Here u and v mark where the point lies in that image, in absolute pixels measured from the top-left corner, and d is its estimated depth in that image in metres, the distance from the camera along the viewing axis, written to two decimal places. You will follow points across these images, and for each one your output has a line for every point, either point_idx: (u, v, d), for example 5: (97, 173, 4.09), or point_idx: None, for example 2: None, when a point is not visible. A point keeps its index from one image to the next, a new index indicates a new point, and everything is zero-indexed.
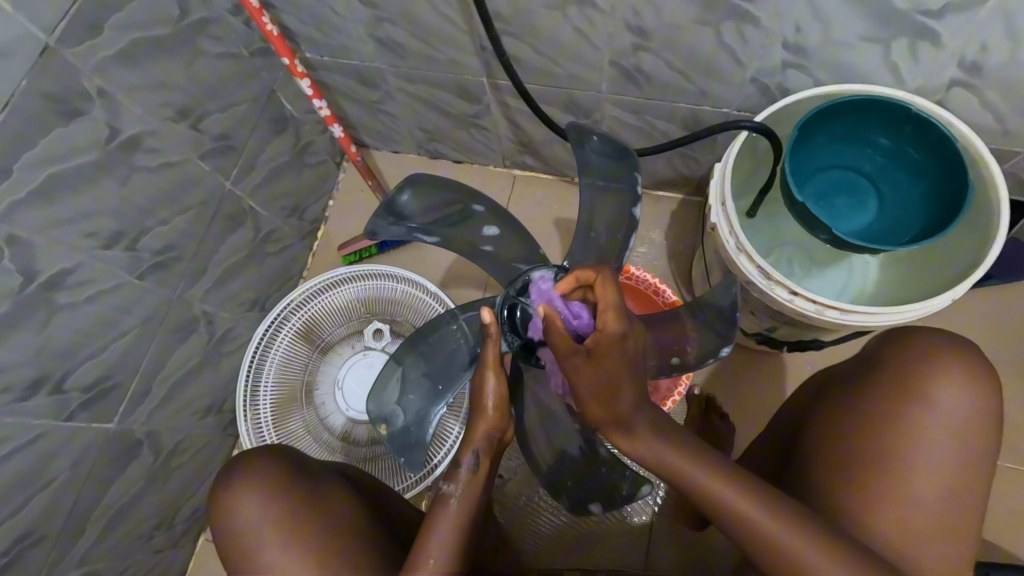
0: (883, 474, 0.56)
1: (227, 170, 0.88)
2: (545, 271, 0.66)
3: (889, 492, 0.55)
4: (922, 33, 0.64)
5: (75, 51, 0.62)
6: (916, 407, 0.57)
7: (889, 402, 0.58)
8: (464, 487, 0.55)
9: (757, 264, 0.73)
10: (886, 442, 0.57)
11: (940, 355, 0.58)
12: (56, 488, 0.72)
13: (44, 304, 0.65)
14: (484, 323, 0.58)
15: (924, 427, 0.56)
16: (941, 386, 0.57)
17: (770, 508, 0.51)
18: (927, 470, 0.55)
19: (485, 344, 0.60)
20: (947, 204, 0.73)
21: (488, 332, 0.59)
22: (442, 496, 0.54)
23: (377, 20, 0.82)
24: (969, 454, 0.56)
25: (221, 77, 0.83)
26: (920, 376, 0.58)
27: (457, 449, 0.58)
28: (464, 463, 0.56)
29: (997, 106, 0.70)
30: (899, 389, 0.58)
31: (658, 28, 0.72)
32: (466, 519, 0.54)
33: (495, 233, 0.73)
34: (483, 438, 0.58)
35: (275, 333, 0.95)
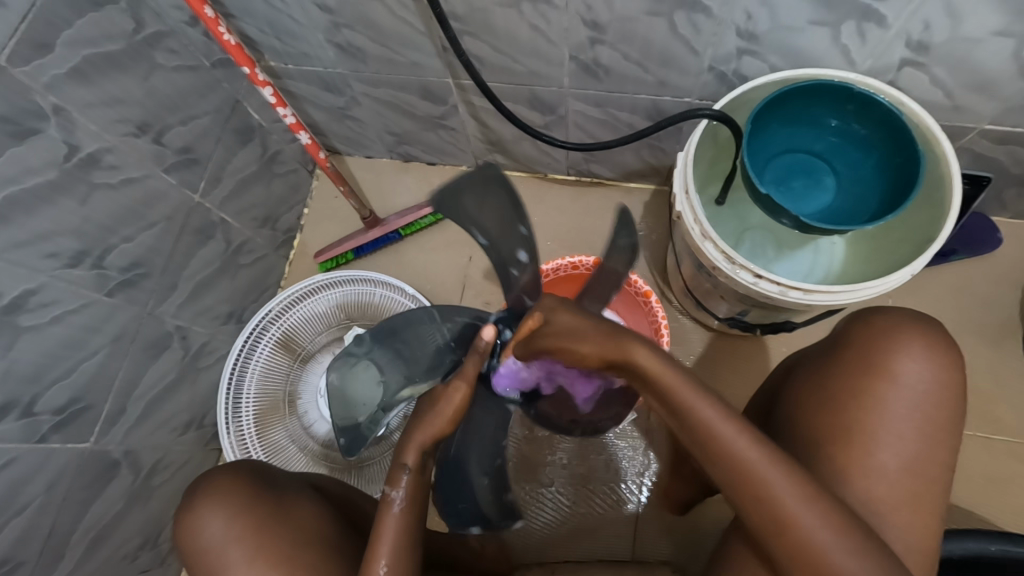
0: (847, 450, 0.56)
1: (193, 184, 0.87)
2: None
3: (855, 471, 0.55)
4: (869, 14, 0.64)
5: (24, 71, 0.62)
6: (880, 382, 0.57)
7: (852, 379, 0.58)
8: (413, 492, 0.55)
9: (722, 249, 0.73)
10: (850, 418, 0.57)
11: (901, 330, 0.59)
12: (34, 511, 0.73)
13: (8, 327, 0.65)
14: (479, 341, 0.64)
15: (887, 401, 0.57)
16: (903, 359, 0.57)
17: (758, 445, 0.52)
18: (891, 445, 0.55)
19: (470, 359, 0.63)
20: (900, 179, 0.74)
21: (478, 348, 0.64)
22: (388, 502, 0.54)
23: (336, 25, 0.82)
24: (935, 429, 0.56)
25: (181, 90, 0.82)
26: (881, 351, 0.58)
27: (398, 454, 0.57)
28: (407, 467, 0.56)
29: (947, 81, 0.71)
30: (861, 366, 0.59)
31: (613, 21, 0.73)
32: (406, 529, 0.54)
33: (525, 260, 0.66)
34: (427, 442, 0.58)
35: (252, 347, 0.94)
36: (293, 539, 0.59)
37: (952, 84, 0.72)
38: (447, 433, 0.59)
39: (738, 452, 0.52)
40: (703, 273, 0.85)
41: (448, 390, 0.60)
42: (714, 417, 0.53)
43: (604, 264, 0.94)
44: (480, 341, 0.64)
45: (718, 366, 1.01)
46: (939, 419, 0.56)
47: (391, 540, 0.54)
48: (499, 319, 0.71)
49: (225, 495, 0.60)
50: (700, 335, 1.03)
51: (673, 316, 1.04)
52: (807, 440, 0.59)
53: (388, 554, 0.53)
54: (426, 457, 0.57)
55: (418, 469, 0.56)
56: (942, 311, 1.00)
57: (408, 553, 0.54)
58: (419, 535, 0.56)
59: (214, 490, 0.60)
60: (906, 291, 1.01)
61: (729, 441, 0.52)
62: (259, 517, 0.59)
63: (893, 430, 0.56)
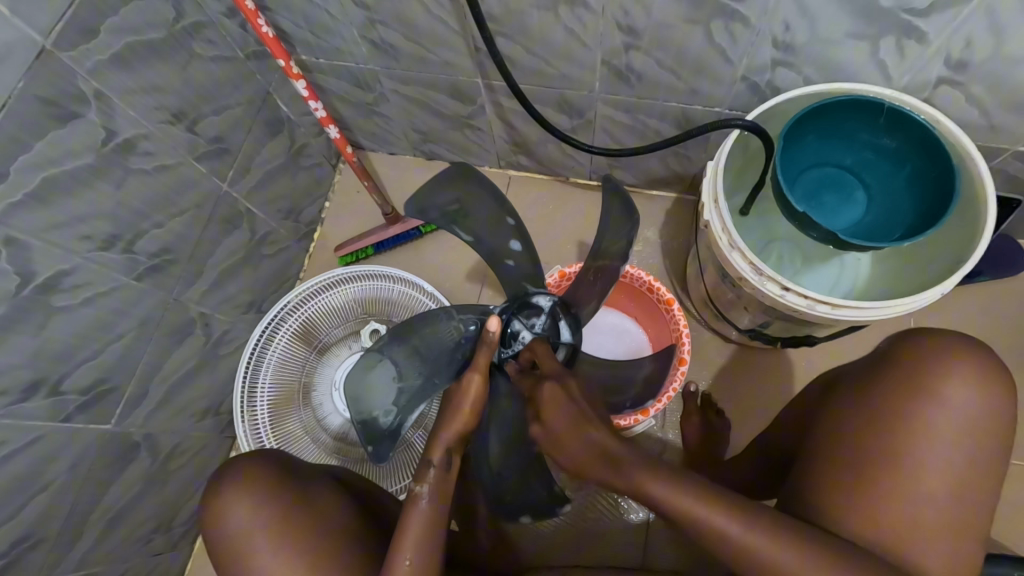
0: (889, 473, 0.55)
1: (223, 173, 0.88)
2: (545, 298, 0.69)
3: (894, 493, 0.55)
4: (909, 30, 0.64)
5: (71, 55, 0.63)
6: (926, 405, 0.56)
7: (895, 399, 0.58)
8: (441, 488, 0.55)
9: (750, 261, 0.73)
10: (891, 440, 0.56)
11: (947, 354, 0.58)
12: (56, 489, 0.74)
13: (42, 305, 0.66)
14: (490, 330, 0.59)
15: (932, 425, 0.56)
16: (950, 382, 0.56)
17: (745, 522, 0.51)
18: (934, 469, 0.55)
19: (479, 350, 0.59)
20: (934, 197, 0.73)
21: (488, 339, 0.59)
22: (415, 497, 0.55)
23: (373, 22, 0.83)
24: (978, 455, 0.55)
25: (217, 80, 0.83)
26: (927, 373, 0.57)
27: (426, 447, 0.56)
28: (435, 462, 0.55)
29: (984, 101, 0.71)
30: (906, 388, 0.58)
31: (649, 28, 0.73)
32: (437, 521, 0.55)
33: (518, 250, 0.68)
34: (455, 434, 0.57)
35: (272, 334, 0.95)
36: (317, 529, 0.59)
37: (989, 104, 0.71)
38: (472, 425, 0.58)
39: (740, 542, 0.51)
40: (727, 282, 0.85)
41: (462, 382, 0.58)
42: (694, 504, 0.52)
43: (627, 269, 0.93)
44: (489, 333, 0.59)
45: (737, 377, 1.01)
46: (984, 445, 0.56)
47: (418, 536, 0.54)
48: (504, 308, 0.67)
49: (251, 482, 0.60)
50: (717, 345, 1.02)
51: (692, 324, 1.04)
52: (845, 459, 0.58)
53: (415, 548, 0.54)
54: (453, 453, 0.56)
55: (444, 466, 0.55)
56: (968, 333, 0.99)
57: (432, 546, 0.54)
58: (443, 530, 0.56)
59: (243, 476, 0.61)
60: (929, 310, 1.01)
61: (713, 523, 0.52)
62: (287, 505, 0.60)
63: (937, 456, 0.55)
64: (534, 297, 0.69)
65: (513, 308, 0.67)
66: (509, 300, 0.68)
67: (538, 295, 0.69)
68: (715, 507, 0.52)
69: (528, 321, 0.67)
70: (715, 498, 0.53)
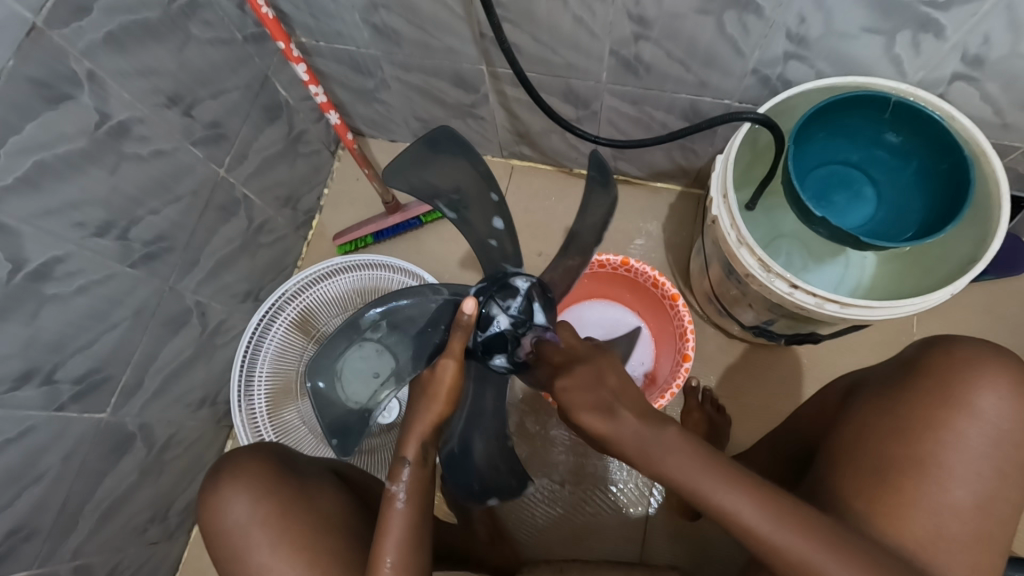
0: (916, 482, 0.55)
1: (219, 160, 0.86)
2: (524, 281, 0.63)
3: (922, 503, 0.54)
4: (925, 25, 0.63)
5: (63, 34, 0.61)
6: (958, 415, 0.56)
7: (926, 408, 0.57)
8: (416, 483, 0.55)
9: (758, 257, 0.72)
10: (922, 450, 0.56)
11: (983, 364, 0.57)
12: (48, 481, 0.72)
13: (32, 294, 0.64)
14: (465, 312, 0.58)
15: (965, 436, 0.55)
16: (984, 394, 0.56)
17: (762, 509, 0.51)
18: (963, 480, 0.54)
19: (455, 335, 0.59)
20: (948, 196, 0.72)
21: (462, 322, 0.58)
22: (392, 497, 0.54)
23: (373, 5, 0.80)
24: (1010, 469, 0.55)
25: (213, 63, 0.81)
26: (961, 382, 0.57)
27: (398, 444, 0.57)
28: (410, 459, 0.55)
29: (997, 98, 0.70)
30: (940, 396, 0.57)
31: (659, 17, 0.71)
32: (415, 517, 0.55)
33: (500, 229, 0.65)
34: (428, 429, 0.57)
35: (268, 326, 0.93)
36: (316, 526, 0.58)
37: (1003, 101, 0.70)
38: (445, 415, 0.59)
39: (754, 525, 0.50)
40: (732, 279, 0.84)
41: (437, 369, 0.58)
42: (720, 484, 0.51)
43: (631, 263, 0.92)
44: (465, 314, 0.57)
45: (739, 374, 1.00)
46: (1014, 458, 0.55)
47: (399, 532, 0.54)
48: (482, 289, 0.62)
49: (249, 477, 0.59)
50: (718, 341, 1.02)
51: (694, 319, 1.03)
52: (870, 466, 0.57)
53: (393, 548, 0.54)
54: (428, 447, 0.56)
55: (420, 461, 0.56)
56: (970, 328, 0.98)
57: (416, 543, 0.55)
58: (427, 523, 0.56)
59: (238, 472, 0.59)
60: (933, 308, 1.00)
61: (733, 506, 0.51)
62: (284, 502, 0.58)
63: (968, 468, 0.54)
64: (512, 278, 0.63)
65: (490, 290, 0.62)
66: (487, 280, 0.63)
67: (516, 278, 0.63)
68: (735, 487, 0.51)
69: (505, 305, 0.61)
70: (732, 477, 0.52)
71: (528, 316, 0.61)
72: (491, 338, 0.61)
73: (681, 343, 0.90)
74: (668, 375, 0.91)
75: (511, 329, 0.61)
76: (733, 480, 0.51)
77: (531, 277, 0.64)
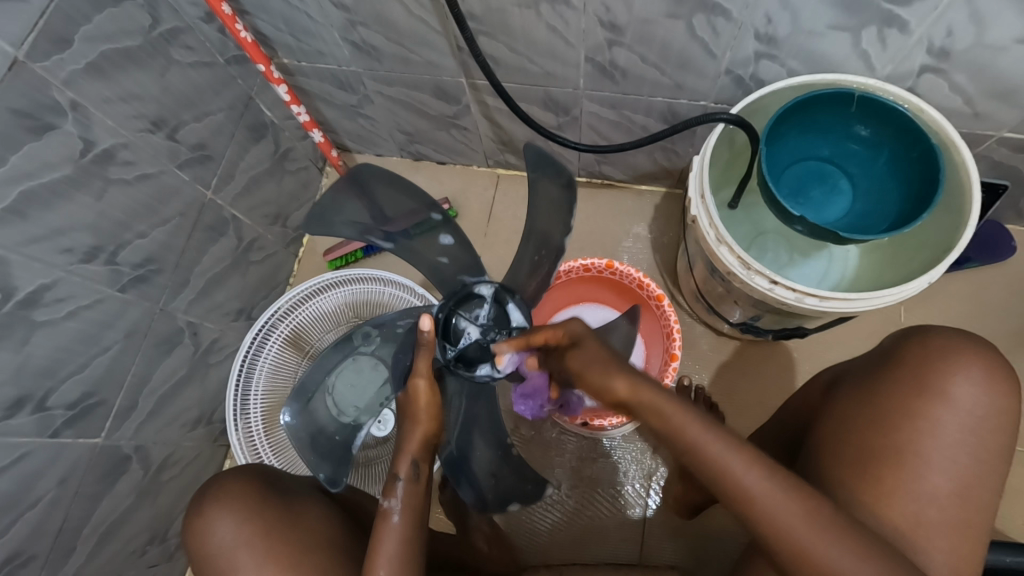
0: (894, 472, 0.55)
1: (206, 181, 0.87)
2: (487, 288, 0.67)
3: (901, 491, 0.55)
4: (889, 21, 0.64)
5: (44, 65, 0.62)
6: (934, 404, 0.56)
7: (904, 397, 0.57)
8: (409, 500, 0.54)
9: (737, 255, 0.72)
10: (900, 439, 0.56)
11: (959, 353, 0.58)
12: (44, 507, 0.73)
13: (22, 321, 0.65)
14: (422, 331, 0.59)
15: (941, 424, 0.56)
16: (959, 382, 0.57)
17: (724, 444, 0.52)
18: (942, 468, 0.55)
19: (419, 354, 0.59)
20: (920, 187, 0.74)
21: (423, 340, 0.59)
22: (385, 513, 0.54)
23: (351, 23, 0.82)
24: (989, 457, 0.56)
25: (196, 86, 0.82)
26: (938, 370, 0.57)
27: (392, 460, 0.56)
28: (402, 474, 0.55)
29: (966, 89, 0.71)
30: (916, 386, 0.57)
31: (631, 23, 0.72)
32: (407, 536, 0.54)
33: (450, 244, 0.67)
34: (420, 446, 0.57)
35: (262, 343, 0.93)
36: (304, 545, 0.58)
37: (973, 91, 0.71)
38: (433, 428, 0.58)
39: (709, 452, 0.52)
40: (716, 277, 0.85)
41: (410, 386, 0.58)
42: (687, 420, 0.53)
43: (617, 266, 0.93)
44: (424, 333, 0.59)
45: (731, 372, 1.01)
46: (991, 445, 0.56)
47: (393, 552, 0.53)
48: (442, 307, 0.66)
49: (234, 500, 0.60)
50: (710, 339, 1.03)
51: (684, 319, 1.04)
52: (851, 458, 0.58)
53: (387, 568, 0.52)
54: (419, 464, 0.56)
55: (411, 478, 0.55)
56: (958, 317, 0.99)
57: (409, 558, 0.53)
58: (422, 541, 0.55)
59: (223, 495, 0.60)
60: (919, 297, 1.01)
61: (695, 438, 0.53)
62: (269, 523, 0.59)
63: (946, 456, 0.55)
64: (476, 288, 0.67)
65: (453, 305, 0.66)
66: (449, 296, 0.67)
67: (478, 288, 0.67)
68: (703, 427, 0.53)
69: (471, 316, 0.66)
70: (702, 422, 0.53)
71: (494, 320, 0.66)
72: (466, 350, 0.64)
73: (669, 342, 0.91)
74: (657, 375, 0.91)
75: (482, 337, 0.65)
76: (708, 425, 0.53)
77: (494, 283, 0.67)
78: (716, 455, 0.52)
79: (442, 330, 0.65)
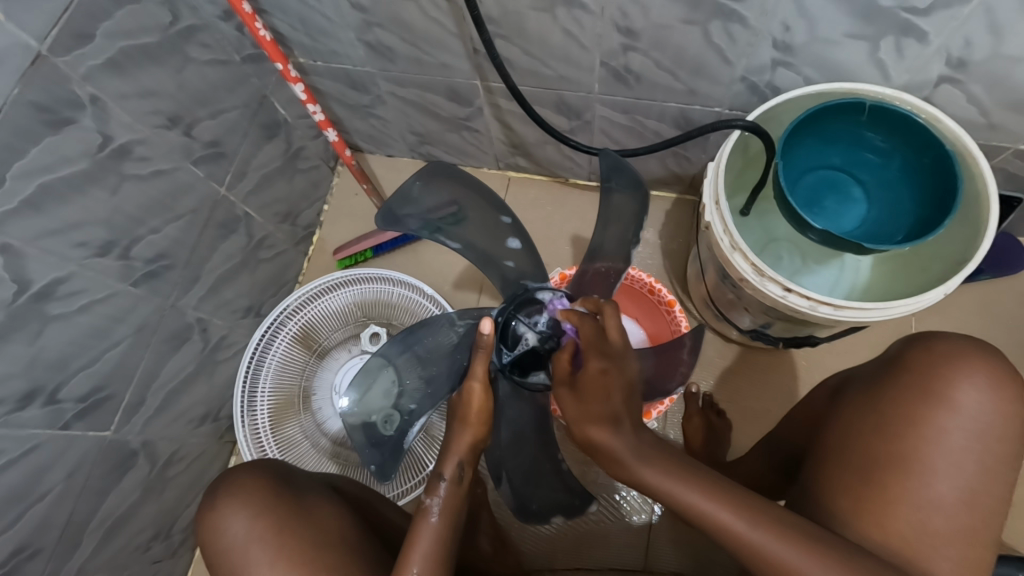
0: (902, 479, 0.55)
1: (219, 178, 0.88)
2: (550, 295, 0.69)
3: (909, 498, 0.54)
4: (907, 30, 0.64)
5: (65, 60, 0.62)
6: (939, 410, 0.56)
7: (909, 404, 0.57)
8: (452, 500, 0.54)
9: (751, 262, 0.72)
10: (906, 445, 0.56)
11: (965, 359, 0.57)
12: (52, 500, 0.73)
13: (35, 314, 0.65)
14: (482, 334, 0.60)
15: (945, 430, 0.55)
16: (963, 388, 0.56)
17: (716, 498, 0.52)
18: (947, 475, 0.54)
19: (477, 357, 0.61)
20: (936, 198, 0.73)
21: (482, 343, 0.60)
22: (425, 511, 0.52)
23: (367, 24, 0.82)
24: (994, 463, 0.55)
25: (212, 84, 0.83)
26: (941, 377, 0.57)
27: (438, 461, 0.57)
28: (445, 475, 0.55)
29: (983, 99, 0.71)
30: (920, 392, 0.57)
31: (647, 28, 0.72)
32: (447, 538, 0.52)
33: (516, 248, 0.69)
34: (467, 449, 0.58)
35: (271, 340, 0.94)
36: (315, 540, 0.58)
37: (989, 102, 0.71)
38: (481, 435, 0.59)
39: (699, 508, 0.52)
40: (728, 284, 0.85)
41: (463, 393, 0.60)
42: (667, 481, 0.53)
43: (628, 271, 0.93)
44: (482, 335, 0.60)
45: (738, 378, 1.01)
46: (997, 452, 0.55)
47: (429, 551, 0.50)
48: (503, 310, 0.68)
49: (247, 494, 0.60)
50: (718, 345, 1.02)
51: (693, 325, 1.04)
52: (858, 463, 0.57)
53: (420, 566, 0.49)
54: (465, 465, 0.57)
55: (455, 479, 0.56)
56: (967, 328, 0.99)
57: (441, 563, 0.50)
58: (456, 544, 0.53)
59: (236, 489, 0.60)
60: (930, 308, 1.01)
61: (684, 497, 0.52)
62: (280, 517, 0.59)
63: (952, 463, 0.55)
64: (536, 294, 0.69)
65: (514, 310, 0.68)
66: (508, 300, 0.69)
67: (540, 293, 0.69)
68: (687, 481, 0.53)
69: (531, 321, 0.67)
70: (691, 476, 0.53)
71: (554, 329, 0.66)
72: (521, 355, 0.66)
73: None
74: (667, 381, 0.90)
75: (539, 344, 0.66)
76: (700, 483, 0.53)
77: (558, 291, 0.69)
78: (710, 513, 0.51)
79: (500, 333, 0.67)
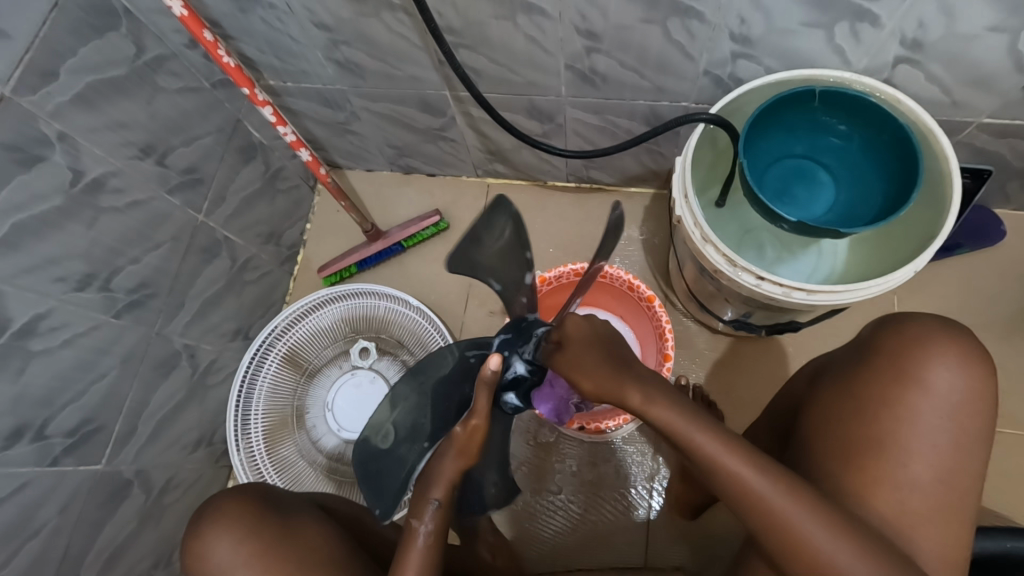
0: (879, 461, 0.55)
1: (197, 204, 0.88)
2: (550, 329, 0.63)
3: (889, 479, 0.55)
4: (860, 16, 0.65)
5: (31, 99, 0.63)
6: (913, 392, 0.56)
7: (883, 388, 0.58)
8: (439, 525, 0.55)
9: (723, 253, 0.73)
10: (881, 428, 0.56)
11: (933, 338, 0.58)
12: (47, 536, 0.73)
13: (18, 351, 0.66)
14: (489, 371, 0.55)
15: (920, 411, 0.56)
16: (937, 369, 0.57)
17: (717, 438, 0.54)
18: (924, 455, 0.55)
19: (480, 392, 0.56)
20: (901, 178, 0.74)
21: (486, 381, 0.56)
22: (414, 532, 0.55)
23: (334, 42, 0.83)
24: (966, 441, 0.56)
25: (183, 111, 0.83)
26: (914, 360, 0.57)
27: (428, 486, 0.55)
28: (434, 500, 0.55)
29: (942, 78, 0.72)
30: (894, 374, 0.58)
31: (607, 30, 0.73)
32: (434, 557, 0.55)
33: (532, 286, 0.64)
34: (451, 476, 0.56)
35: (260, 361, 0.94)
36: (304, 561, 0.59)
37: (948, 81, 0.72)
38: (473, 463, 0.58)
39: (702, 448, 0.53)
40: (706, 277, 0.85)
41: (466, 430, 0.56)
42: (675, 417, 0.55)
43: (607, 270, 0.94)
44: (488, 372, 0.55)
45: (727, 368, 1.01)
46: (971, 430, 0.56)
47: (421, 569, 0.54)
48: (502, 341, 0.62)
49: (232, 519, 0.60)
50: (706, 337, 1.03)
51: (678, 319, 1.04)
52: (838, 449, 0.58)
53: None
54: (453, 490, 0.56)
55: (445, 502, 0.55)
56: (950, 303, 0.99)
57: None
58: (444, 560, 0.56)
59: (220, 516, 0.60)
60: (913, 288, 1.01)
61: (693, 438, 0.54)
62: (266, 541, 0.59)
63: (927, 442, 0.55)
64: (535, 328, 0.63)
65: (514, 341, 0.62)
66: (511, 329, 0.63)
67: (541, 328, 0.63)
68: (692, 420, 0.55)
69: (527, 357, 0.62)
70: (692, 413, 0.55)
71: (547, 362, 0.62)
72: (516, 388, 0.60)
73: (661, 343, 0.92)
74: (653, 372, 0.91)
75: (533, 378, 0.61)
76: (701, 424, 0.54)
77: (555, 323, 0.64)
78: (713, 454, 0.53)
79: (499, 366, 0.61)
